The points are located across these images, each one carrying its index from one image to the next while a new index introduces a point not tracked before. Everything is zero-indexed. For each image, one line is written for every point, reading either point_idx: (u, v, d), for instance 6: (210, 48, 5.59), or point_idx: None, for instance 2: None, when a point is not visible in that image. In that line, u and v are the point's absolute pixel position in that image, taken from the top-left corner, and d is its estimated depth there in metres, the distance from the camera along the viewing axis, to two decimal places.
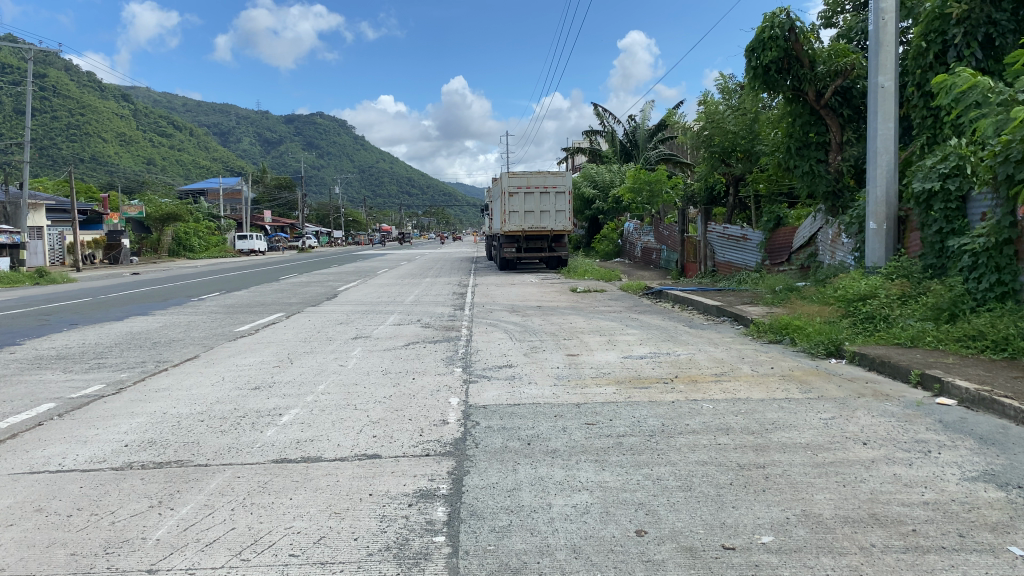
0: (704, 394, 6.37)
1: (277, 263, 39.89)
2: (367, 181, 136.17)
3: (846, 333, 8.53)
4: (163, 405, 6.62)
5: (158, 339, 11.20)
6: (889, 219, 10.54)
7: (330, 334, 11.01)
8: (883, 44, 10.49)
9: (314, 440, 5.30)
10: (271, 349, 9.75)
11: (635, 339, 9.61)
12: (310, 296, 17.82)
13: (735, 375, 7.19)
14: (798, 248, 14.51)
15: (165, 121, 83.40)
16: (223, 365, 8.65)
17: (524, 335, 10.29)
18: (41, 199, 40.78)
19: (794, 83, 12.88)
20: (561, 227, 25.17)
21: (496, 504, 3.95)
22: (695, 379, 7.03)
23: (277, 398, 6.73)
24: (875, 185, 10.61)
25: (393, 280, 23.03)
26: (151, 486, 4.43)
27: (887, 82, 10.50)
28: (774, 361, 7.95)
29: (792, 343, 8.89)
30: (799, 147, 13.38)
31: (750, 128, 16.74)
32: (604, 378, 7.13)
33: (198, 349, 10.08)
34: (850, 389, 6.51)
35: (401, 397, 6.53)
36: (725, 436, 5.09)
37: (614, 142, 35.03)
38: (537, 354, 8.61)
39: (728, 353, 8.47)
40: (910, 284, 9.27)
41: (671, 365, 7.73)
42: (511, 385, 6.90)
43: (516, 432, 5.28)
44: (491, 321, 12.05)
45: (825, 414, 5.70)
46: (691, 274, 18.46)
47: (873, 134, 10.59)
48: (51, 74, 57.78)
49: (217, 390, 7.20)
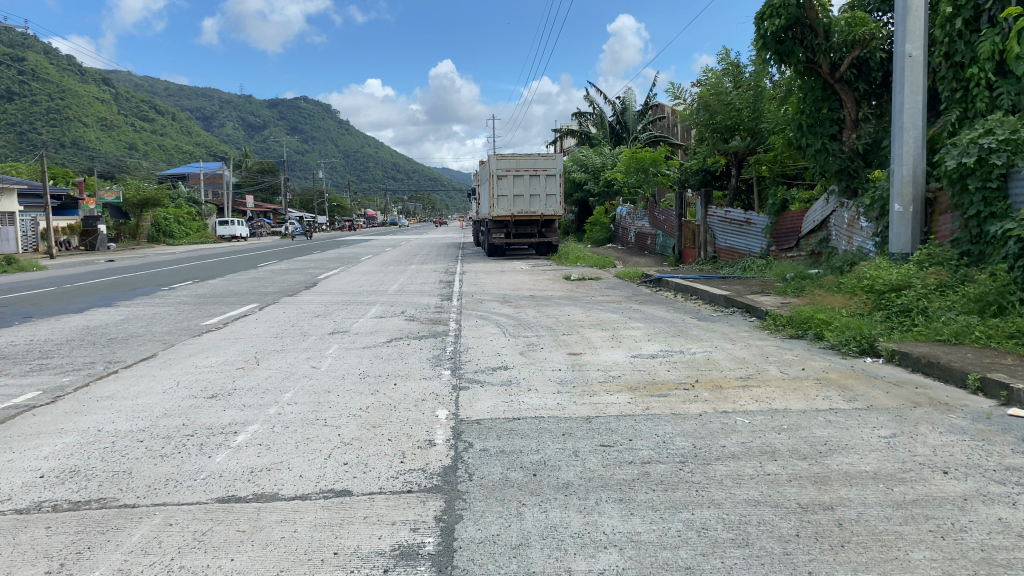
0: (735, 405, 5.46)
1: (257, 250, 38.73)
2: (353, 166, 134.69)
3: (879, 328, 7.62)
4: (100, 419, 5.62)
5: (116, 334, 10.18)
6: (915, 201, 9.63)
7: (305, 328, 10.01)
8: (911, 9, 9.55)
9: (272, 470, 4.36)
10: (237, 347, 8.77)
11: (641, 334, 8.67)
12: (286, 286, 16.79)
13: (764, 379, 6.27)
14: (808, 233, 13.64)
15: (146, 106, 81.59)
16: (180, 367, 7.65)
17: (518, 330, 9.32)
18: (11, 183, 39.26)
19: (806, 54, 11.96)
20: (552, 211, 24.19)
21: (499, 569, 3.02)
22: (719, 385, 6.10)
23: (234, 410, 5.76)
24: (900, 163, 9.68)
25: (377, 267, 21.97)
26: (55, 542, 3.45)
27: (915, 50, 9.56)
28: (803, 360, 7.06)
29: (817, 339, 8.01)
30: (811, 125, 12.52)
31: (755, 105, 15.94)
32: (614, 383, 6.18)
33: (157, 346, 9.06)
34: (902, 397, 5.61)
35: (380, 409, 5.59)
36: (775, 463, 4.20)
37: (602, 124, 34.13)
38: (534, 353, 7.65)
39: (748, 351, 7.53)
40: (946, 273, 8.38)
41: (688, 366, 6.81)
42: (508, 392, 5.96)
43: (518, 458, 4.35)
44: (482, 313, 11.10)
45: (883, 430, 4.80)
46: (690, 261, 17.59)
47: (899, 108, 9.69)
48: (30, 60, 56.68)
49: (167, 400, 6.20)
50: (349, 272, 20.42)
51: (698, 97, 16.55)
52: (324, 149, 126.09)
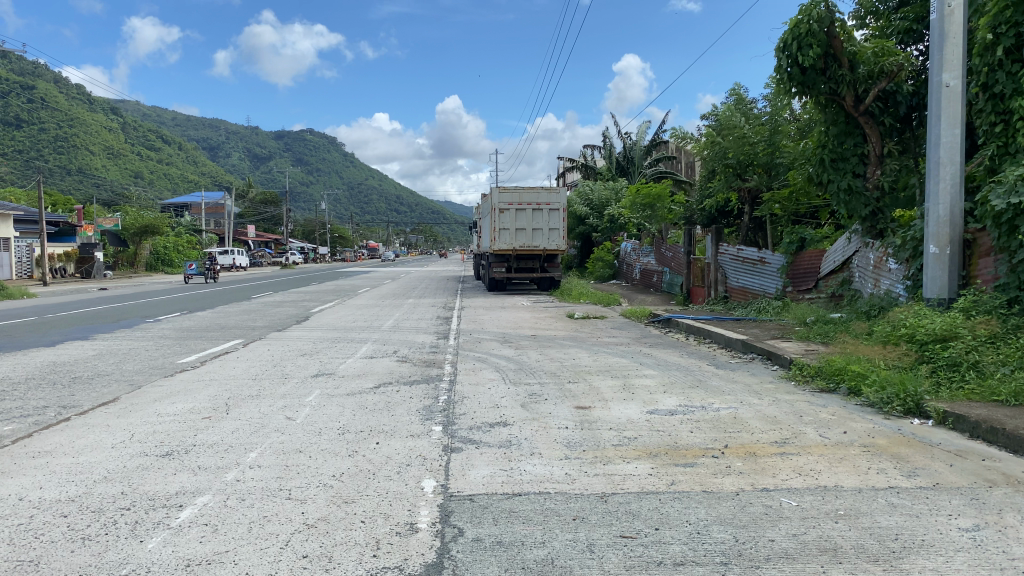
0: (775, 481, 4.63)
1: (254, 279, 38.03)
2: (357, 198, 134.50)
3: (926, 384, 6.78)
4: (26, 483, 4.76)
5: (82, 373, 9.32)
6: (953, 243, 8.84)
7: (287, 370, 9.18)
8: (949, 35, 8.84)
9: (216, 563, 3.51)
10: (210, 391, 7.91)
11: (656, 384, 7.84)
12: (276, 319, 15.94)
13: (804, 446, 5.42)
14: (827, 274, 12.85)
15: (152, 135, 81.42)
16: (139, 415, 6.80)
17: (520, 376, 8.48)
18: (7, 208, 38.62)
19: (829, 86, 11.23)
20: (554, 245, 23.45)
21: None
22: (753, 452, 5.27)
23: (186, 474, 4.91)
24: (936, 202, 8.90)
25: (373, 301, 21.17)
26: None
27: (953, 80, 8.84)
28: (840, 421, 6.21)
29: (853, 395, 7.17)
30: (834, 160, 11.80)
31: (771, 141, 15.13)
32: (630, 448, 5.34)
33: (122, 388, 8.21)
34: (971, 473, 4.76)
35: (357, 476, 4.75)
36: (840, 568, 3.37)
37: (610, 157, 33.62)
38: (538, 405, 6.79)
39: (778, 408, 6.69)
40: (997, 323, 7.54)
41: (712, 427, 5.95)
42: (508, 457, 5.10)
43: (521, 553, 3.51)
44: (480, 356, 10.26)
45: (965, 522, 3.95)
46: (699, 301, 16.78)
47: (934, 141, 8.94)
48: (39, 88, 56.63)
49: (113, 458, 5.34)
50: (344, 305, 19.62)
51: (709, 132, 15.88)
52: (327, 180, 125.97)
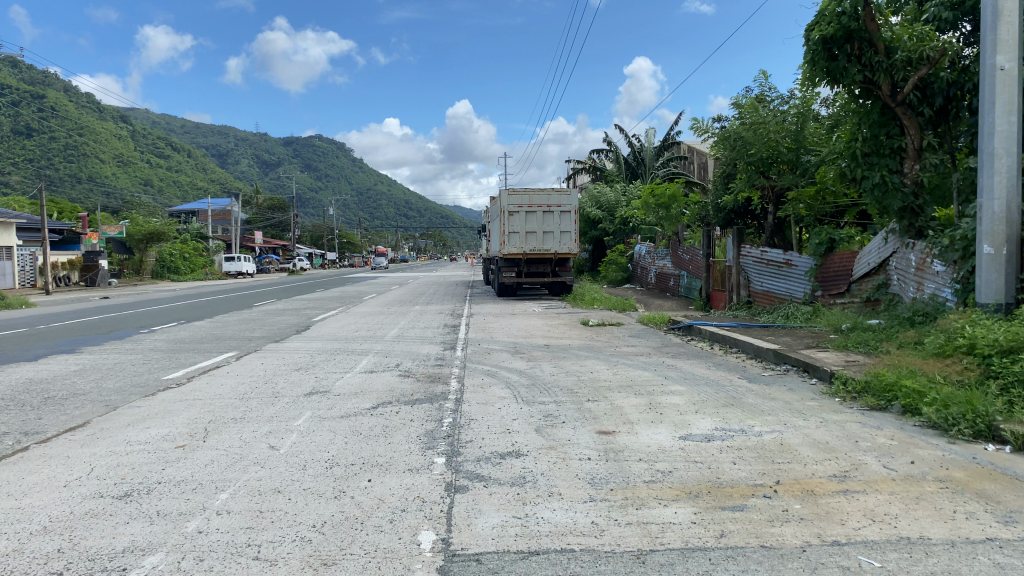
0: (848, 530, 3.82)
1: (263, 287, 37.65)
2: (366, 204, 134.07)
3: (996, 404, 5.94)
4: None
5: (56, 392, 8.55)
6: (1010, 242, 8.00)
7: (278, 388, 8.39)
8: (1003, 14, 8.00)
9: None
10: (191, 413, 7.13)
11: (686, 402, 7.04)
12: (275, 329, 15.19)
13: (869, 482, 4.61)
14: (861, 278, 12.03)
15: (162, 143, 81.16)
16: (106, 444, 6.03)
17: (532, 394, 7.69)
18: (11, 217, 38.04)
19: (864, 73, 10.40)
20: (565, 249, 22.63)
21: None
22: (811, 490, 4.46)
23: (139, 524, 4.13)
24: (991, 197, 8.05)
25: (378, 308, 20.36)
26: None
27: (1007, 63, 8.02)
28: (903, 448, 5.38)
29: (910, 414, 6.35)
30: (868, 154, 11.01)
31: (795, 135, 14.28)
32: (666, 487, 4.52)
33: (95, 411, 7.44)
34: None
35: (341, 526, 3.97)
36: None
37: (619, 159, 32.95)
38: (555, 431, 6.00)
39: (830, 432, 5.85)
40: None
41: (757, 457, 5.14)
42: (522, 499, 4.32)
43: None
44: (489, 369, 9.46)
45: None
46: (719, 306, 15.92)
47: (987, 131, 8.12)
48: (48, 96, 56.48)
49: (57, 502, 4.55)
50: (349, 313, 18.83)
51: (728, 129, 15.12)
52: (337, 186, 125.57)
